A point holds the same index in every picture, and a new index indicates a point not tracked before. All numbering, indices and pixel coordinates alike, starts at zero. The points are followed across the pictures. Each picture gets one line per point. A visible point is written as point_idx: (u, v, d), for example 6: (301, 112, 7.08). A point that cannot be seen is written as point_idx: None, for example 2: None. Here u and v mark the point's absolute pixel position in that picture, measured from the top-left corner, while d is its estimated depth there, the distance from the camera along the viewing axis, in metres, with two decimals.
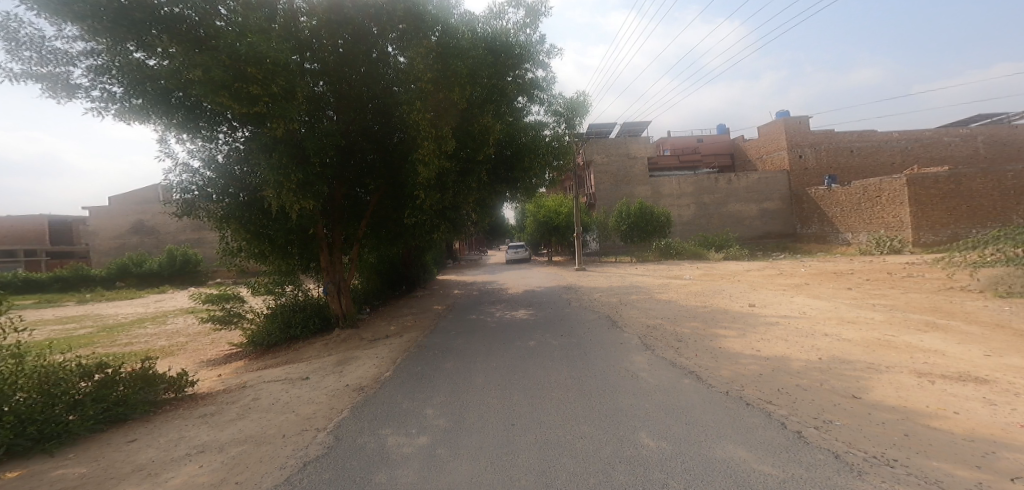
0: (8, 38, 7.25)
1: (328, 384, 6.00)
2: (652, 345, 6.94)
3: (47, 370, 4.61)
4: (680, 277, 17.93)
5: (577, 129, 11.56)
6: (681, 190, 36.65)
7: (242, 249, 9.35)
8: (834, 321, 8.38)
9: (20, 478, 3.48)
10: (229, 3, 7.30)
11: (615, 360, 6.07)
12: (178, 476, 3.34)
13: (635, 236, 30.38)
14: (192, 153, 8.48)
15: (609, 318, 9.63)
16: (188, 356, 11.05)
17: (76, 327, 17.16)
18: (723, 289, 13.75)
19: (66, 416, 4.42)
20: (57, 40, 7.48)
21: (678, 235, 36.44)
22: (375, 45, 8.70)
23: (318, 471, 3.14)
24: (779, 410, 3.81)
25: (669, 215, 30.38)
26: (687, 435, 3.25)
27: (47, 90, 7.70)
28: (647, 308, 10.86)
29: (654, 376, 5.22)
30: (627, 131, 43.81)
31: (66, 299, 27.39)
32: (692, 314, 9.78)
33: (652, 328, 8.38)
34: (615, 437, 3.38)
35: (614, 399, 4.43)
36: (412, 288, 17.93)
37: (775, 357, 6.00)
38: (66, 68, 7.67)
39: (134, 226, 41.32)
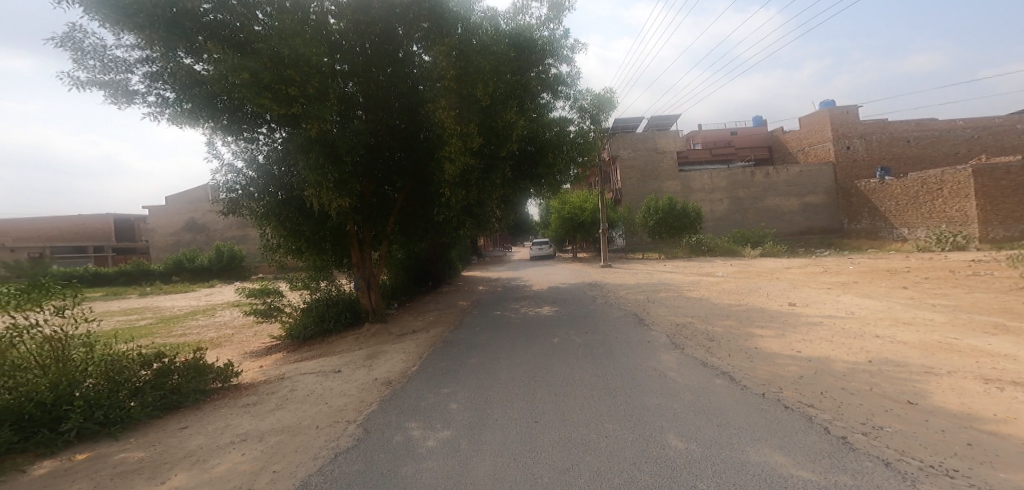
0: (75, 48, 7.90)
1: (359, 378, 6.22)
2: (681, 344, 6.77)
3: (111, 357, 5.01)
4: (712, 274, 17.42)
5: (603, 124, 11.36)
6: (716, 184, 35.35)
7: (281, 246, 9.83)
8: (886, 321, 7.88)
9: (87, 461, 3.81)
10: (266, 8, 7.66)
11: (642, 359, 5.97)
12: (223, 463, 3.57)
13: (665, 233, 29.61)
14: (235, 155, 9.00)
15: (636, 315, 9.48)
16: (233, 347, 11.73)
17: (138, 318, 18.68)
18: (760, 287, 13.25)
19: (128, 402, 4.84)
20: (118, 50, 8.10)
21: (711, 231, 35.26)
22: (401, 45, 8.91)
23: (349, 462, 3.28)
24: (821, 414, 3.64)
25: (700, 211, 29.50)
26: (718, 437, 3.17)
27: (109, 96, 8.33)
28: (676, 306, 10.58)
29: (683, 376, 5.11)
30: (655, 125, 42.76)
31: (128, 292, 29.72)
32: (726, 312, 9.46)
33: (682, 326, 8.18)
34: (642, 437, 3.33)
35: (640, 399, 4.37)
36: (437, 285, 18.23)
37: (818, 359, 5.72)
38: (125, 75, 8.27)
39: (187, 224, 44.14)
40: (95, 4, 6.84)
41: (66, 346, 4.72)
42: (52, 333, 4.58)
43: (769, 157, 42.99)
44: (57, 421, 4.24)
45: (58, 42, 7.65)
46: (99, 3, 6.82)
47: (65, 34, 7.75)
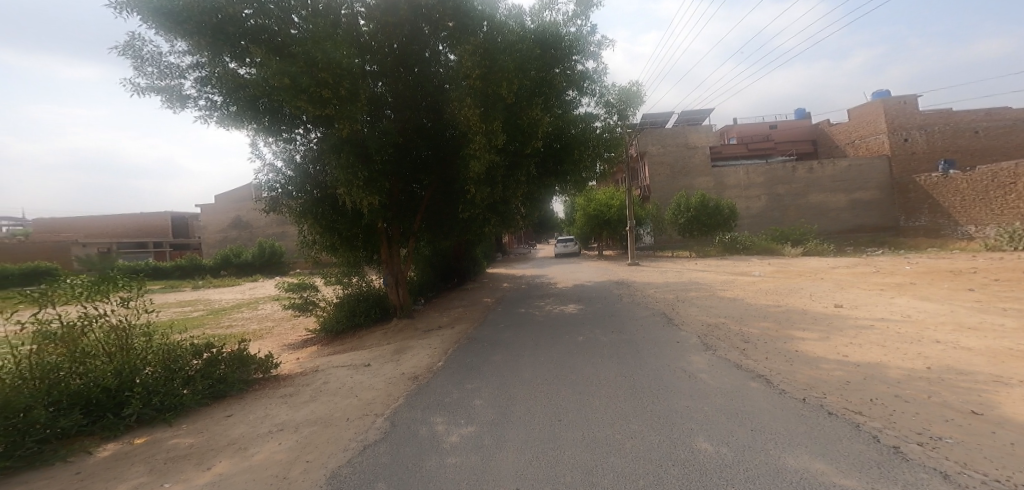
0: (135, 56, 8.50)
1: (387, 372, 6.39)
2: (713, 345, 6.55)
3: (168, 346, 5.40)
4: (748, 274, 16.73)
5: (630, 119, 11.13)
6: (751, 181, 33.89)
7: (317, 242, 10.26)
8: (948, 326, 7.30)
9: (144, 445, 4.12)
10: (301, 11, 7.92)
11: (670, 360, 5.82)
12: (261, 452, 3.77)
13: (695, 230, 28.70)
14: (275, 155, 9.44)
15: (665, 315, 9.24)
16: (272, 340, 12.33)
17: (190, 310, 20.02)
18: (802, 287, 12.60)
19: (181, 389, 5.18)
20: (173, 57, 8.64)
21: (746, 229, 33.58)
22: (427, 45, 9.06)
23: (377, 455, 3.38)
24: (870, 422, 3.43)
25: (734, 208, 28.48)
26: (751, 442, 3.05)
27: (165, 101, 8.91)
28: (708, 306, 10.23)
29: (715, 378, 4.94)
30: (687, 120, 41.44)
31: (182, 285, 31.87)
32: (762, 313, 9.06)
33: (714, 327, 7.91)
34: (669, 439, 3.25)
35: (668, 400, 4.27)
36: (462, 281, 18.48)
37: (866, 364, 5.38)
38: (178, 81, 8.81)
39: (232, 221, 46.61)
40: (153, 14, 7.32)
41: (130, 334, 5.10)
42: (117, 322, 5.00)
43: (813, 151, 40.75)
44: (120, 405, 4.62)
45: (120, 51, 8.25)
46: (155, 13, 7.30)
47: (126, 43, 8.35)
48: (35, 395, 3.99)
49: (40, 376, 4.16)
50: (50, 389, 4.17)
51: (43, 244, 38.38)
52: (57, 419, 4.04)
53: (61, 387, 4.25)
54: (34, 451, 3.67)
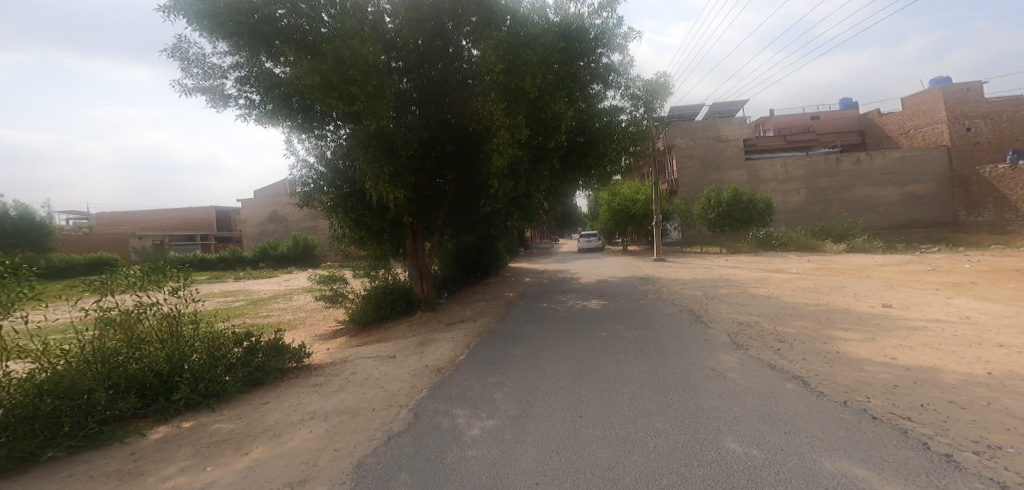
0: (182, 58, 8.94)
1: (412, 364, 6.53)
2: (744, 344, 6.34)
3: (212, 335, 5.68)
4: (785, 271, 16.05)
5: (656, 112, 10.87)
6: (789, 174, 32.39)
7: (346, 235, 10.60)
8: (1012, 329, 6.76)
9: (190, 429, 4.38)
10: (330, 10, 8.08)
11: (698, 359, 5.67)
12: (294, 439, 3.94)
13: (726, 226, 27.75)
14: (307, 151, 9.78)
15: (693, 312, 9.01)
16: (304, 330, 12.81)
17: (232, 300, 21.11)
18: (845, 286, 11.98)
19: (223, 376, 5.46)
20: (216, 58, 9.04)
21: (784, 224, 32.48)
22: (451, 41, 9.19)
23: (401, 445, 3.47)
24: (919, 428, 3.24)
25: (770, 202, 27.43)
26: (784, 445, 2.94)
27: (209, 101, 9.34)
28: (739, 304, 9.88)
29: (745, 378, 4.78)
30: (718, 112, 40.01)
31: (225, 276, 33.63)
32: (799, 312, 8.68)
33: (745, 326, 7.64)
34: (695, 439, 3.18)
35: (695, 399, 4.17)
36: (484, 275, 18.62)
37: (917, 368, 5.05)
38: (220, 81, 9.22)
39: (269, 215, 48.56)
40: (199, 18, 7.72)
41: (180, 321, 5.41)
42: (168, 311, 5.31)
43: (862, 142, 38.65)
44: (170, 390, 4.92)
45: (169, 53, 8.70)
46: (201, 17, 7.70)
47: (174, 46, 8.79)
48: (96, 378, 4.31)
49: (102, 361, 4.47)
50: (110, 372, 4.49)
51: (101, 237, 41.32)
52: (115, 402, 4.34)
53: (120, 372, 4.56)
54: (94, 432, 4.00)
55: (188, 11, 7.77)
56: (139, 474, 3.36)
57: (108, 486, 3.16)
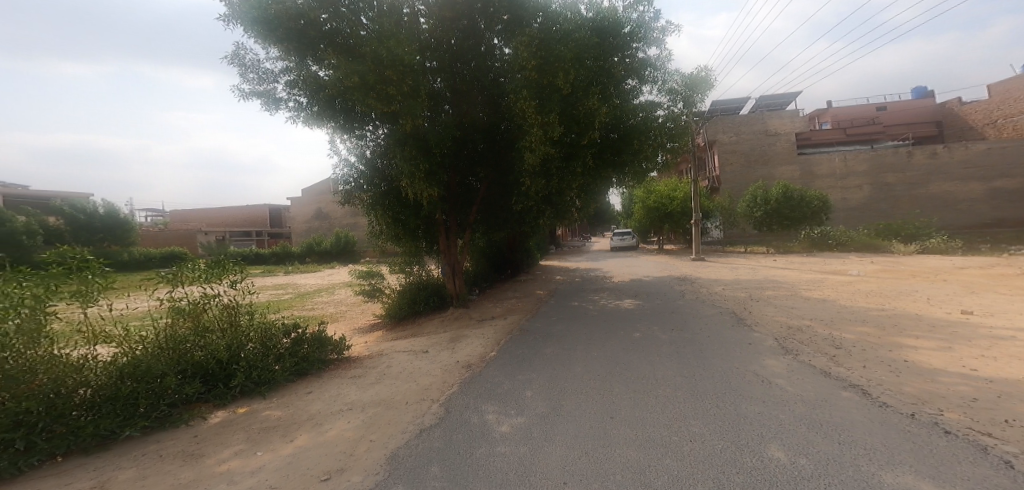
0: (240, 64, 9.52)
1: (443, 359, 6.64)
2: (794, 349, 5.98)
3: (265, 325, 5.97)
4: (843, 273, 15.00)
5: (696, 107, 10.47)
6: (849, 169, 30.46)
7: (384, 232, 10.93)
8: None
9: (243, 414, 4.67)
10: (368, 12, 8.30)
11: (742, 363, 5.41)
12: (333, 428, 4.12)
13: (774, 225, 26.44)
14: (349, 150, 10.17)
15: (736, 314, 8.61)
16: (345, 323, 13.32)
17: (282, 292, 22.42)
18: (914, 290, 11.01)
19: (273, 365, 5.76)
20: (269, 63, 9.55)
21: (842, 222, 30.68)
22: (483, 39, 9.26)
23: (432, 438, 3.55)
24: (1003, 445, 2.92)
25: (824, 199, 26.26)
26: (834, 455, 2.76)
27: (263, 104, 9.89)
28: (788, 307, 9.35)
29: (795, 385, 4.52)
30: (766, 105, 37.97)
31: (276, 270, 35.64)
32: (859, 317, 8.07)
33: (795, 330, 7.21)
34: (735, 445, 3.04)
35: (736, 404, 3.99)
36: (515, 273, 18.66)
37: (1000, 380, 4.56)
38: (272, 85, 9.73)
39: (315, 213, 50.87)
40: (254, 26, 8.20)
41: (237, 311, 5.72)
42: (228, 302, 5.66)
43: (937, 133, 35.39)
44: (229, 377, 5.25)
45: (229, 60, 9.30)
46: (256, 25, 8.19)
47: (233, 53, 9.37)
48: (167, 363, 4.69)
49: (172, 347, 4.86)
50: (179, 358, 4.86)
51: (171, 233, 45.03)
52: (182, 386, 4.71)
53: (187, 358, 4.94)
54: (164, 414, 4.37)
55: (244, 19, 8.27)
56: (199, 455, 3.62)
57: (171, 466, 3.42)
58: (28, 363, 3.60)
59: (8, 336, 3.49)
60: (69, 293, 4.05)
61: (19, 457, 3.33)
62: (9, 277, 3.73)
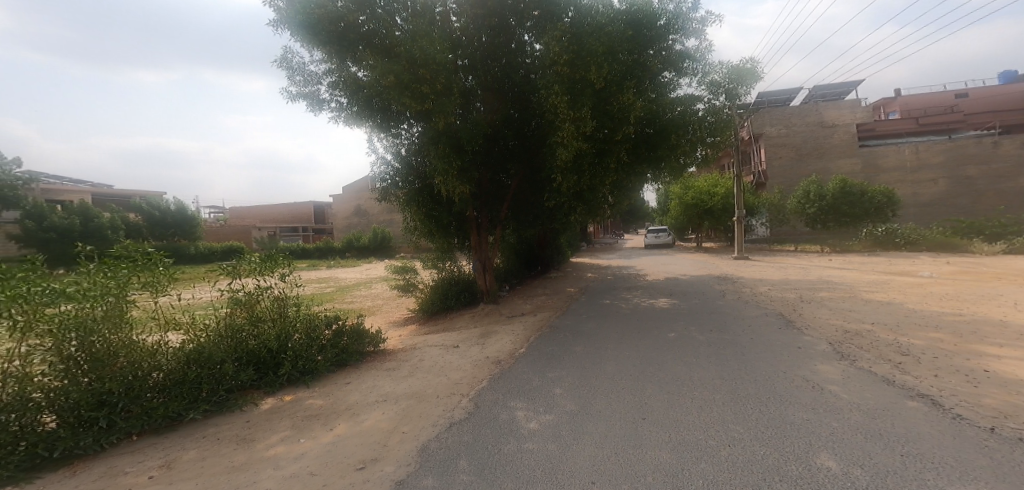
0: (288, 67, 9.97)
1: (474, 354, 6.72)
2: (852, 355, 5.59)
3: (310, 316, 6.20)
4: (913, 274, 13.84)
5: (739, 100, 9.99)
6: (921, 161, 28.54)
7: (418, 228, 11.16)
8: None
9: (289, 402, 4.92)
10: (403, 13, 8.48)
11: (789, 368, 5.13)
12: (369, 418, 4.28)
13: (830, 222, 25.00)
14: (385, 149, 10.45)
15: (784, 317, 8.17)
16: (381, 317, 13.76)
17: (325, 286, 23.48)
18: (998, 294, 9.98)
19: (317, 356, 6.01)
20: (314, 65, 9.95)
21: (913, 218, 28.68)
22: (513, 36, 9.27)
23: (461, 432, 3.60)
24: None
25: (890, 193, 24.39)
26: (891, 465, 2.59)
27: (308, 106, 10.33)
28: (845, 310, 8.77)
29: (850, 392, 4.24)
30: (821, 95, 35.71)
31: (321, 264, 37.35)
32: (929, 323, 7.41)
33: (853, 335, 6.72)
34: (779, 452, 2.91)
35: (780, 410, 3.79)
36: (545, 270, 18.58)
37: None
38: (316, 86, 10.13)
39: (355, 209, 52.74)
40: (300, 31, 8.57)
41: (286, 303, 5.98)
42: (278, 294, 5.94)
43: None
44: (278, 365, 5.54)
45: (277, 64, 9.76)
46: (301, 30, 8.56)
47: (281, 57, 9.83)
48: (226, 351, 5.00)
49: (230, 336, 5.17)
50: (237, 346, 5.17)
51: (230, 228, 48.36)
52: (238, 373, 5.03)
53: (243, 347, 5.24)
54: (222, 399, 4.68)
55: (290, 24, 8.66)
56: (251, 440, 3.85)
57: (227, 449, 3.66)
58: (111, 347, 3.94)
59: (95, 321, 3.84)
60: (143, 283, 4.37)
61: (102, 435, 3.75)
62: (96, 267, 4.05)
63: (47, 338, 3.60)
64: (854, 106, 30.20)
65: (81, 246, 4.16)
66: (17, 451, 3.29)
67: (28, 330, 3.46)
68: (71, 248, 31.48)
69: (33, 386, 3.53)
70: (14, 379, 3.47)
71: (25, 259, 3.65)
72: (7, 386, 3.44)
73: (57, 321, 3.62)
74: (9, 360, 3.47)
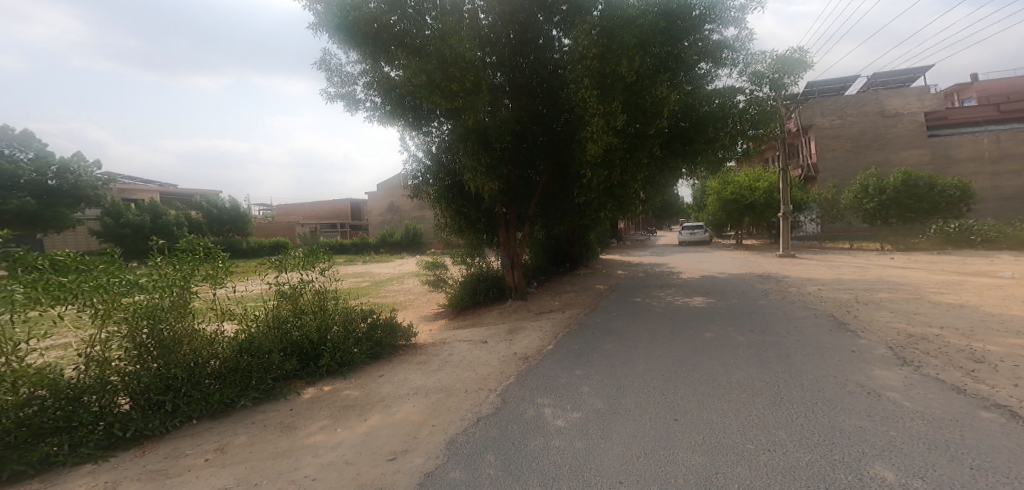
0: (326, 69, 10.33)
1: (502, 350, 6.77)
2: (913, 361, 5.21)
3: (348, 309, 6.41)
4: (990, 275, 12.67)
5: (785, 90, 9.51)
6: (1004, 151, 26.67)
7: (449, 225, 11.32)
8: None
9: (328, 393, 5.11)
10: (433, 12, 8.57)
11: (837, 372, 4.85)
12: (401, 410, 4.40)
13: (893, 218, 23.37)
14: (417, 146, 10.65)
15: (835, 319, 7.71)
16: (411, 311, 14.07)
17: (362, 280, 24.33)
18: None
19: (354, 348, 6.22)
20: (350, 66, 10.24)
21: (990, 214, 26.75)
22: (541, 32, 9.23)
23: (488, 427, 3.64)
24: None
25: (966, 186, 22.19)
26: (956, 478, 2.41)
27: (345, 106, 10.66)
28: (908, 312, 8.16)
29: (909, 399, 3.96)
30: (884, 83, 33.15)
31: (359, 259, 38.60)
32: (1008, 328, 6.76)
33: (918, 339, 6.24)
34: (827, 458, 2.77)
35: (829, 416, 3.60)
36: (574, 266, 18.38)
37: None
38: (352, 87, 10.43)
39: (388, 206, 54.05)
40: (338, 34, 8.86)
41: (326, 296, 6.21)
42: (318, 287, 6.19)
43: None
44: (318, 356, 5.77)
45: (317, 66, 10.13)
46: (339, 33, 8.84)
47: (320, 60, 10.20)
48: (273, 341, 5.26)
49: (277, 327, 5.43)
50: (282, 337, 5.42)
51: (276, 224, 50.81)
52: (284, 363, 5.29)
53: (287, 337, 5.49)
54: (270, 387, 4.94)
55: (329, 28, 8.96)
56: (293, 428, 4.03)
57: (272, 436, 3.85)
58: (175, 335, 4.25)
59: (164, 311, 4.15)
60: (204, 275, 4.68)
61: (167, 418, 4.05)
62: (165, 260, 4.40)
63: (123, 325, 3.97)
64: (922, 93, 28.41)
65: (154, 240, 4.49)
66: (96, 431, 3.62)
67: (107, 317, 3.85)
68: (144, 243, 34.56)
69: (111, 370, 3.89)
70: (96, 363, 3.84)
71: (105, 253, 4.08)
72: (90, 369, 3.82)
73: (131, 310, 3.97)
74: (92, 345, 3.87)
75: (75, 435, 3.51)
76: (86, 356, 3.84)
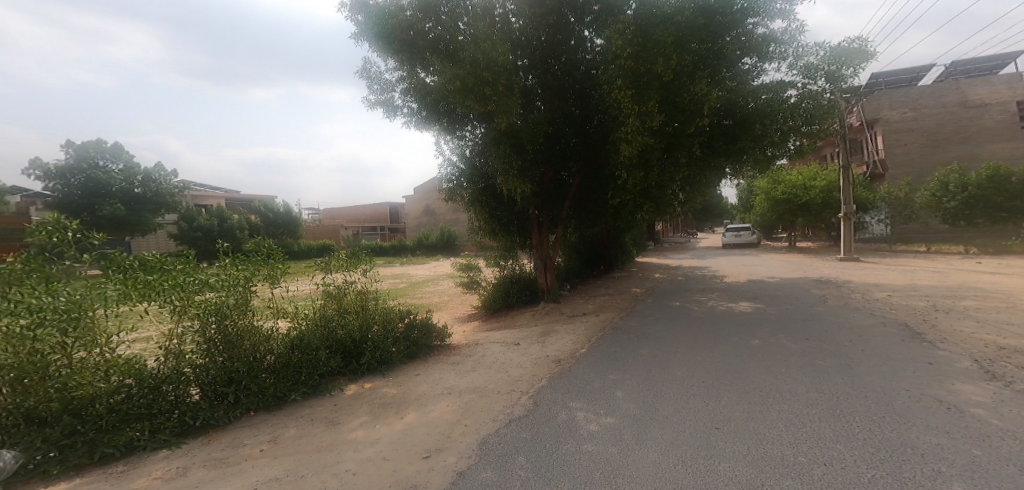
0: (367, 77, 10.76)
1: (534, 353, 6.74)
2: (1010, 375, 4.67)
3: (387, 310, 6.63)
4: None
5: (839, 83, 8.94)
6: None
7: (483, 227, 11.45)
8: None
9: (368, 390, 5.30)
10: (466, 18, 8.68)
11: (902, 385, 4.44)
12: (435, 409, 4.48)
13: (978, 218, 21.08)
14: (451, 150, 10.88)
15: (906, 328, 7.05)
16: (446, 312, 14.29)
17: (400, 281, 25.09)
18: None
19: (392, 347, 6.41)
20: (388, 74, 10.60)
21: None
22: (572, 33, 9.23)
23: (520, 429, 3.63)
24: None
25: None
26: None
27: (384, 112, 11.06)
28: (998, 322, 7.32)
29: (1002, 416, 3.56)
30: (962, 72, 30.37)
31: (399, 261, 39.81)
32: None
33: (1012, 352, 5.59)
34: (896, 477, 2.54)
35: (898, 432, 3.30)
36: (609, 269, 18.01)
37: None
38: (390, 93, 10.81)
39: (425, 209, 55.46)
40: (377, 42, 9.22)
41: (367, 296, 6.46)
42: (360, 288, 6.45)
43: None
44: (360, 354, 6.00)
45: (358, 74, 10.59)
46: (378, 42, 9.20)
47: (361, 68, 10.64)
48: (321, 339, 5.53)
49: (324, 325, 5.71)
50: (329, 335, 5.68)
51: (324, 228, 53.45)
52: (330, 360, 5.54)
53: (332, 336, 5.74)
54: (317, 382, 5.18)
55: (369, 37, 9.33)
56: (336, 422, 4.22)
57: (318, 429, 4.05)
58: (238, 331, 4.58)
59: (228, 308, 4.49)
60: (264, 275, 5.01)
61: (230, 409, 4.35)
62: (231, 261, 4.76)
63: (196, 321, 4.33)
64: (1013, 81, 25.67)
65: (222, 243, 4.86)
66: (172, 418, 3.95)
67: (183, 313, 4.23)
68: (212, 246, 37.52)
69: (185, 363, 4.25)
70: (172, 355, 4.21)
71: (183, 254, 4.48)
72: (168, 361, 4.19)
73: (202, 307, 4.33)
74: (170, 338, 4.25)
75: (154, 421, 3.84)
76: (165, 349, 4.24)
